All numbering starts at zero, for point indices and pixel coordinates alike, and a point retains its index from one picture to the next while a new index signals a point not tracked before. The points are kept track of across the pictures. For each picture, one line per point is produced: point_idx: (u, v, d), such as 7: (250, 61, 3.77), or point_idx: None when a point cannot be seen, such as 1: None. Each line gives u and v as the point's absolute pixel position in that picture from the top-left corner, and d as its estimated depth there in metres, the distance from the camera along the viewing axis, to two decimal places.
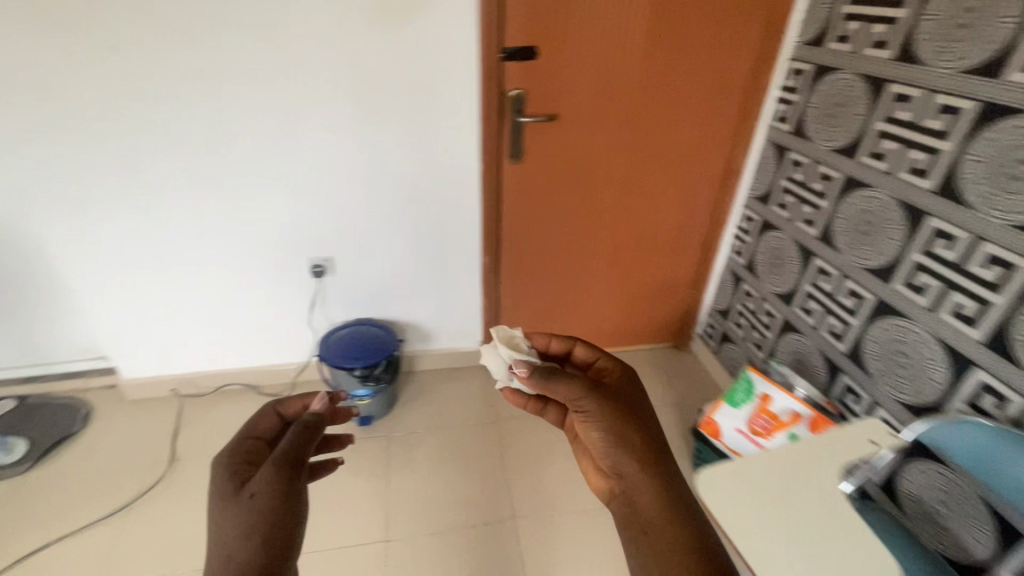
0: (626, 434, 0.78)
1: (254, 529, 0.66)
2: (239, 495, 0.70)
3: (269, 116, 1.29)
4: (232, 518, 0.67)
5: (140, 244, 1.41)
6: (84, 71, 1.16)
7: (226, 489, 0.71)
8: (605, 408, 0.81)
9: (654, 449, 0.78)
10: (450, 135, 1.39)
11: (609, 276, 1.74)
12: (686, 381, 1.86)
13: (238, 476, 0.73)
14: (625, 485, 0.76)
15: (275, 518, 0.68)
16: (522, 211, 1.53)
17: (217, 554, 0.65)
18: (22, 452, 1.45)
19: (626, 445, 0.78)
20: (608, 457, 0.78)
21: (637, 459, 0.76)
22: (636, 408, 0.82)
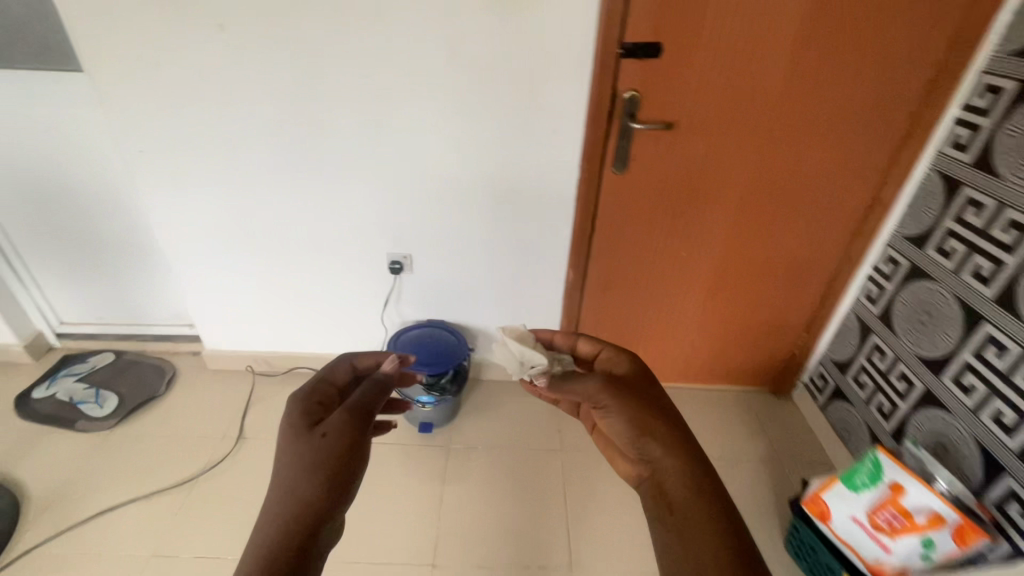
0: (648, 424, 0.80)
1: (320, 463, 0.78)
2: (311, 433, 0.82)
3: (363, 105, 1.23)
4: (304, 450, 0.79)
5: (231, 223, 1.43)
6: (194, 50, 1.16)
7: (300, 424, 0.83)
8: (626, 402, 0.83)
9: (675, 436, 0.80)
10: (549, 137, 1.26)
11: (707, 306, 1.54)
12: (781, 436, 1.63)
13: (311, 415, 0.85)
14: (658, 480, 0.75)
15: (338, 460, 0.79)
16: (618, 226, 1.37)
17: (286, 479, 0.77)
18: (113, 407, 1.53)
19: (649, 435, 0.78)
20: (635, 447, 0.80)
21: (660, 445, 0.79)
22: (654, 397, 0.85)
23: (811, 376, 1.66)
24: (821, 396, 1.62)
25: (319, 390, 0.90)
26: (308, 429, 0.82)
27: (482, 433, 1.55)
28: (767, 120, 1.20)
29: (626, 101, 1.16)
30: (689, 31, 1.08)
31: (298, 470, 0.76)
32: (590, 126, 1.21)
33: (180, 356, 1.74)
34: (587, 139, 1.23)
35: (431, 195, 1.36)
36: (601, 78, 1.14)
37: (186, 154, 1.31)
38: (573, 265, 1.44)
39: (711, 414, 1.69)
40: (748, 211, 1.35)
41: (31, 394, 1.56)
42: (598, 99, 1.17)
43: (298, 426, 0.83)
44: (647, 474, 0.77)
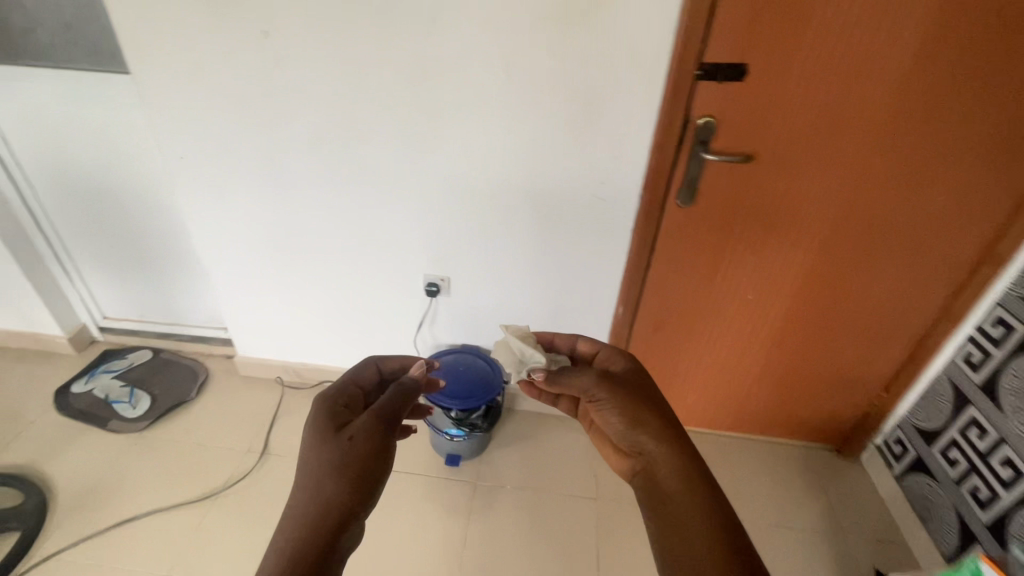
0: (640, 415, 0.96)
1: (344, 466, 0.85)
2: (337, 436, 0.89)
3: (409, 120, 1.15)
4: (331, 452, 0.87)
5: (267, 234, 1.38)
6: (237, 56, 1.11)
7: (327, 427, 0.90)
8: (619, 397, 0.99)
9: (663, 425, 0.96)
10: (607, 163, 1.14)
11: (772, 355, 1.38)
12: (845, 505, 1.45)
13: (337, 418, 0.92)
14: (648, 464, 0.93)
15: (361, 463, 0.86)
16: (678, 264, 1.23)
17: (314, 478, 0.84)
18: (144, 410, 1.52)
19: (640, 426, 0.95)
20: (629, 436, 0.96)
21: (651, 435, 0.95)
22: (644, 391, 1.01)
23: (886, 440, 1.47)
24: (897, 464, 1.43)
25: (343, 395, 0.97)
26: (335, 432, 0.89)
27: (512, 470, 1.45)
28: (863, 155, 1.04)
29: (699, 128, 1.02)
30: (780, 53, 0.94)
31: (324, 472, 0.84)
32: (655, 154, 1.08)
33: (213, 359, 1.72)
34: (651, 168, 1.11)
35: (474, 218, 1.27)
36: (672, 101, 1.01)
37: (225, 162, 1.27)
38: (623, 302, 1.32)
39: (764, 471, 1.53)
40: (831, 255, 1.19)
41: (69, 389, 1.57)
42: (667, 125, 1.04)
43: (324, 428, 0.90)
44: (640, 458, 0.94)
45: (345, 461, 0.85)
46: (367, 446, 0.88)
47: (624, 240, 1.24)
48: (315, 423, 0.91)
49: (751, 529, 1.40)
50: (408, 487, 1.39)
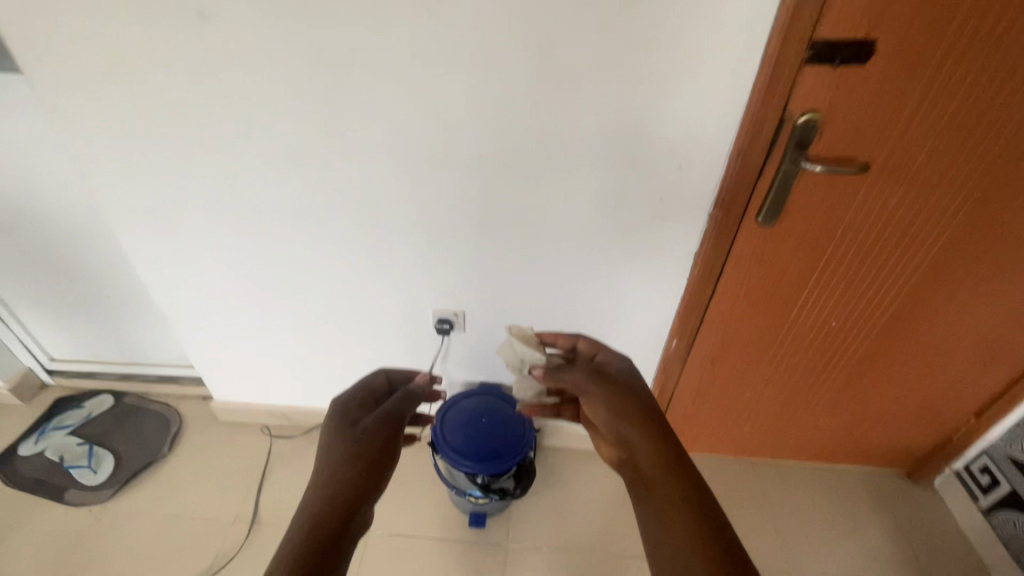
0: (626, 408, 0.89)
1: (357, 451, 0.92)
2: (353, 426, 0.98)
3: (408, 127, 0.87)
4: (344, 441, 0.95)
5: (234, 268, 1.12)
6: (170, 48, 0.81)
7: (344, 420, 0.99)
8: (607, 389, 0.93)
9: (650, 417, 0.88)
10: (669, 175, 0.88)
11: (846, 385, 1.17)
12: (923, 541, 1.29)
13: (349, 417, 1.00)
14: (635, 457, 0.84)
15: (371, 451, 0.93)
16: (749, 294, 1.00)
17: (327, 463, 0.92)
18: (109, 473, 1.29)
19: (626, 417, 0.89)
20: (615, 429, 0.89)
21: (637, 427, 0.87)
22: (636, 386, 0.93)
23: (969, 467, 1.29)
24: (983, 496, 1.26)
25: (360, 396, 1.05)
26: (351, 424, 0.98)
27: (546, 525, 1.25)
28: (1012, 155, 0.79)
29: (801, 129, 0.77)
30: (929, 23, 0.67)
31: (336, 455, 0.91)
32: (735, 163, 0.83)
33: (187, 402, 1.48)
34: (728, 180, 0.85)
35: (492, 245, 1.02)
36: (766, 94, 0.75)
37: (172, 186, 0.99)
38: (678, 334, 1.09)
39: (827, 503, 1.36)
40: (939, 277, 0.96)
41: (17, 451, 1.33)
42: (757, 126, 0.78)
43: (342, 422, 0.99)
44: (626, 452, 0.86)
45: (357, 447, 0.93)
46: (378, 439, 0.96)
47: (682, 264, 1.01)
48: (334, 417, 1.00)
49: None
50: (428, 556, 1.19)
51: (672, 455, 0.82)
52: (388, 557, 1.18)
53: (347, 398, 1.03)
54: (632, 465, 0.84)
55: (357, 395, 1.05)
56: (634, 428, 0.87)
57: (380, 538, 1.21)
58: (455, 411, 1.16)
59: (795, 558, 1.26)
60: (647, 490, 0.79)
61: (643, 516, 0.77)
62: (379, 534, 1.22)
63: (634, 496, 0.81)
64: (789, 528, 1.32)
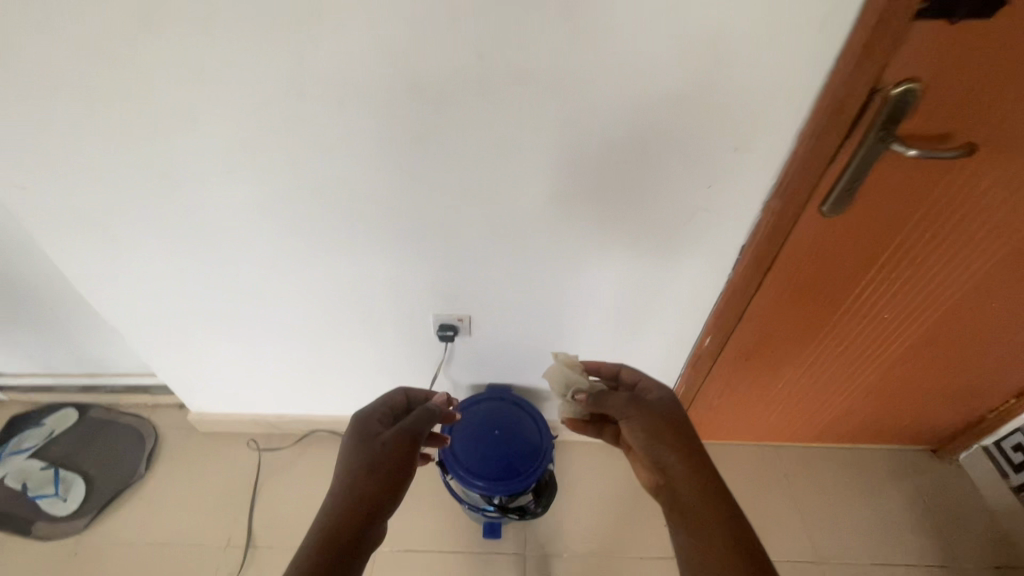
0: (665, 434, 0.82)
1: (374, 467, 0.85)
2: (372, 439, 0.89)
3: (394, 112, 0.68)
4: (360, 460, 0.86)
5: (193, 280, 0.94)
6: (56, 20, 0.59)
7: (363, 433, 0.91)
8: (644, 414, 0.84)
9: (691, 445, 0.81)
10: (721, 162, 0.72)
11: (887, 375, 1.08)
12: (953, 523, 1.24)
13: (369, 431, 0.91)
14: (675, 487, 0.78)
15: (390, 469, 0.85)
16: (798, 290, 0.88)
17: (341, 484, 0.84)
18: (81, 500, 1.17)
19: (665, 443, 0.81)
20: (652, 455, 0.81)
21: (677, 454, 0.80)
22: (673, 411, 0.85)
23: (1000, 443, 1.24)
24: (1014, 473, 1.21)
25: (382, 406, 0.96)
26: (370, 437, 0.90)
27: (566, 531, 1.18)
28: None
29: (890, 103, 0.60)
30: None
31: (352, 473, 0.84)
32: (805, 148, 0.68)
33: (162, 411, 1.34)
34: (793, 166, 0.70)
35: (502, 245, 0.86)
36: (861, 62, 0.59)
37: (94, 193, 0.79)
38: (712, 331, 0.98)
39: (855, 483, 1.30)
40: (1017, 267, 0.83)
41: None
42: (839, 101, 0.62)
43: (360, 435, 0.90)
44: (664, 479, 0.80)
45: (374, 464, 0.85)
46: (396, 453, 0.87)
47: (724, 261, 0.86)
48: (354, 428, 0.92)
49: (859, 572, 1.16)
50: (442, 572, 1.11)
51: (714, 490, 0.77)
52: None
53: (367, 409, 0.94)
54: (672, 496, 0.78)
55: (378, 406, 0.96)
56: (674, 456, 0.80)
57: (389, 555, 1.13)
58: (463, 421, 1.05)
59: (825, 550, 1.20)
60: (690, 526, 0.75)
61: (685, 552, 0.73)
62: (388, 552, 1.13)
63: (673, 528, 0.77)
64: (818, 518, 1.24)
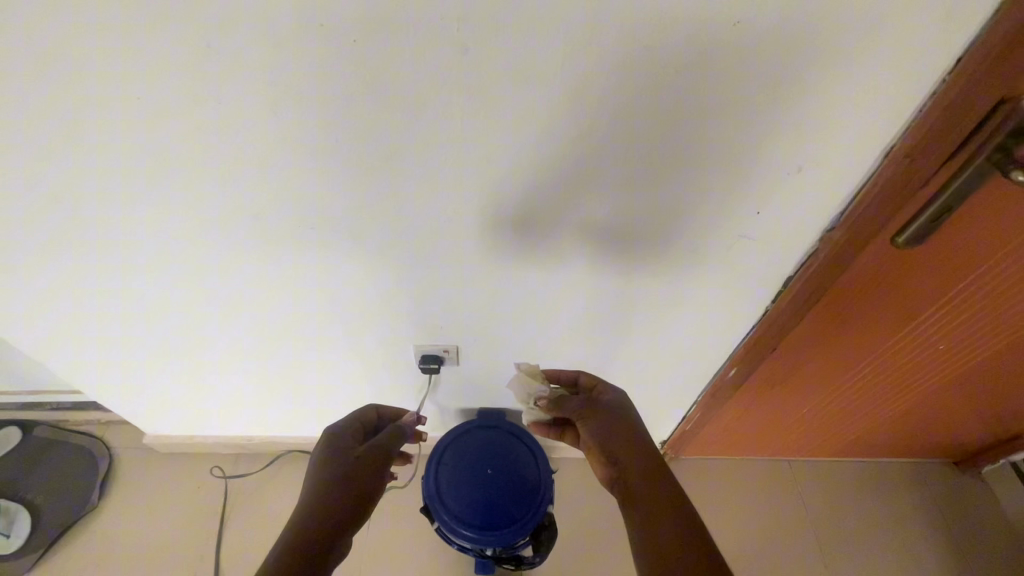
0: (617, 429, 0.71)
1: (351, 484, 0.70)
2: (345, 452, 0.73)
3: (358, 122, 0.52)
4: (332, 472, 0.71)
5: (120, 307, 0.78)
6: None
7: (333, 445, 0.75)
8: (598, 413, 0.73)
9: (647, 440, 0.70)
10: (777, 185, 0.57)
11: (923, 400, 0.96)
12: (973, 543, 1.16)
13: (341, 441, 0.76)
14: (629, 483, 0.67)
15: (368, 487, 0.71)
16: (845, 323, 0.74)
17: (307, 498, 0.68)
18: (25, 535, 1.05)
19: (617, 438, 0.70)
20: (604, 451, 0.70)
21: (630, 448, 0.69)
22: (635, 417, 0.74)
23: None
24: None
25: (355, 420, 0.80)
26: (343, 449, 0.74)
27: (563, 561, 1.09)
28: None
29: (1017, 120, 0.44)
30: None
31: (324, 486, 0.69)
32: (891, 171, 0.53)
33: (116, 429, 1.21)
34: (873, 190, 0.55)
35: (493, 274, 0.71)
36: (995, 65, 0.44)
37: None
38: (739, 361, 0.85)
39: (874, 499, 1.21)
40: None
41: None
42: (952, 116, 0.48)
43: (329, 448, 0.74)
44: (616, 476, 0.69)
45: (351, 480, 0.70)
46: (375, 470, 0.73)
47: (759, 291, 0.73)
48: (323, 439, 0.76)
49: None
50: None
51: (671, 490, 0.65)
52: None
53: (338, 422, 0.78)
54: (626, 493, 0.67)
55: (350, 420, 0.80)
56: (627, 450, 0.69)
57: None
58: (451, 458, 0.93)
59: (835, 562, 1.13)
60: (645, 523, 0.63)
61: (639, 552, 0.61)
62: None
63: (628, 528, 0.64)
64: (829, 531, 1.16)
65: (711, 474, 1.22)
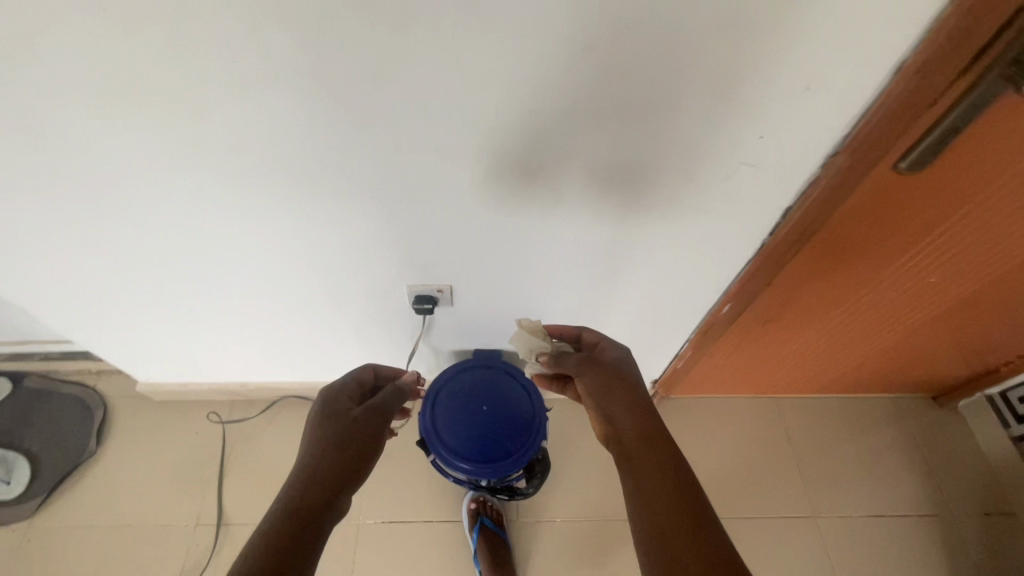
0: (614, 387, 0.71)
1: (347, 448, 0.69)
2: (342, 415, 0.72)
3: (338, 40, 0.48)
4: (329, 436, 0.70)
5: (98, 250, 0.75)
6: None
7: (330, 408, 0.73)
8: (598, 370, 0.73)
9: (644, 399, 0.70)
10: (785, 106, 0.54)
11: (910, 334, 0.98)
12: (945, 470, 1.23)
13: (337, 404, 0.74)
14: (626, 442, 0.67)
15: (364, 450, 0.70)
16: (841, 257, 0.74)
17: (304, 462, 0.67)
18: (26, 481, 1.05)
19: (614, 396, 0.71)
20: (602, 410, 0.71)
21: (627, 409, 0.69)
22: (632, 372, 0.74)
23: (1007, 394, 1.19)
24: (1015, 425, 1.18)
25: (352, 382, 0.78)
26: (340, 413, 0.73)
27: (557, 494, 1.13)
28: None
29: None
30: None
31: (320, 450, 0.68)
32: (899, 92, 0.51)
33: (109, 379, 1.20)
34: (880, 111, 0.54)
35: (486, 210, 0.69)
36: None
37: None
38: (733, 298, 0.86)
39: (855, 433, 1.26)
40: None
41: None
42: (974, 22, 0.45)
43: (326, 411, 0.73)
44: (613, 433, 0.69)
45: (348, 443, 0.69)
46: (372, 435, 0.72)
47: (758, 223, 0.72)
48: (319, 403, 0.74)
49: (857, 539, 1.13)
50: (429, 541, 1.07)
51: (664, 451, 0.65)
52: (384, 551, 1.05)
53: (334, 384, 0.76)
54: (624, 449, 0.67)
55: (345, 381, 0.78)
56: (623, 410, 0.69)
57: (373, 526, 1.07)
58: (447, 395, 0.94)
59: (822, 506, 1.16)
60: (641, 480, 0.63)
61: (633, 512, 0.62)
62: (371, 524, 1.08)
63: (625, 484, 0.65)
64: (817, 478, 1.19)
65: (700, 410, 1.26)
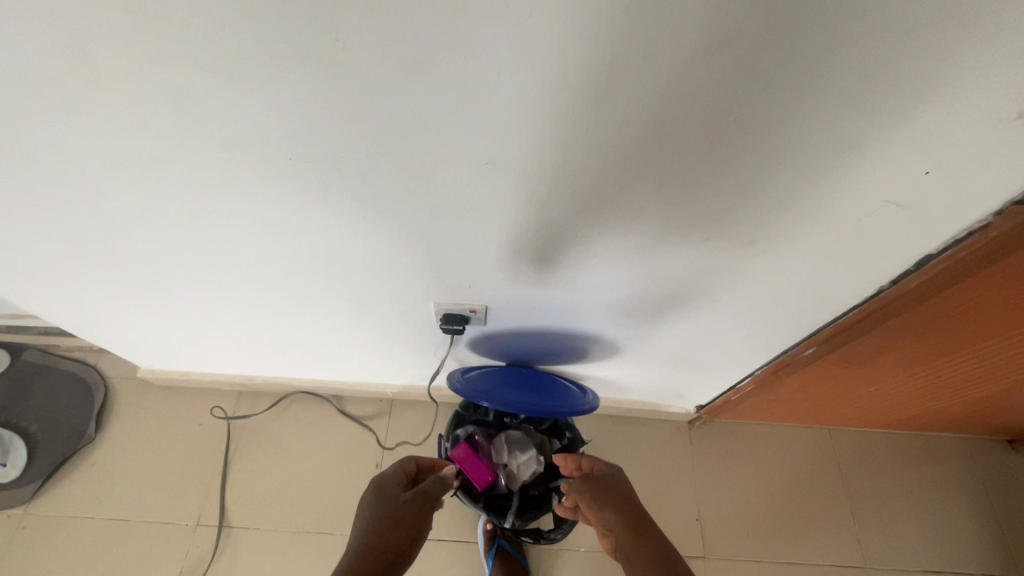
0: (606, 502, 0.66)
1: (396, 533, 0.59)
2: (389, 499, 0.63)
3: (362, 25, 0.34)
4: (376, 521, 0.60)
5: (79, 244, 0.64)
6: None
7: (377, 493, 0.64)
8: (591, 486, 0.69)
9: (632, 500, 0.66)
10: (971, 138, 0.40)
11: (1014, 388, 0.84)
12: (1014, 520, 1.10)
13: (384, 489, 0.65)
14: (625, 547, 0.62)
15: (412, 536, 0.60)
16: (973, 317, 0.60)
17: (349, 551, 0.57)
18: (22, 465, 1.00)
19: (607, 508, 0.66)
20: (601, 520, 0.66)
21: (619, 512, 0.65)
22: (626, 488, 0.68)
23: None
24: None
25: (398, 468, 0.69)
26: (387, 496, 0.64)
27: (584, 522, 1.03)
28: None
29: None
30: None
31: (367, 536, 0.58)
32: None
33: (111, 359, 1.13)
34: None
35: (540, 235, 0.56)
36: None
37: None
38: (821, 341, 0.72)
39: (918, 475, 1.14)
40: None
41: None
42: None
43: (374, 497, 0.64)
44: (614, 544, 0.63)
45: (397, 530, 0.59)
46: (420, 522, 0.62)
47: (877, 266, 0.57)
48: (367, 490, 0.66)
49: None
50: (445, 561, 0.99)
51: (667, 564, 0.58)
52: None
53: (383, 471, 0.68)
54: (624, 553, 0.62)
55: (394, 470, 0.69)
56: (614, 514, 0.65)
57: None
58: (478, 377, 0.85)
59: (874, 555, 1.05)
60: None
61: None
62: None
63: None
64: (872, 522, 1.08)
65: (747, 437, 1.14)
